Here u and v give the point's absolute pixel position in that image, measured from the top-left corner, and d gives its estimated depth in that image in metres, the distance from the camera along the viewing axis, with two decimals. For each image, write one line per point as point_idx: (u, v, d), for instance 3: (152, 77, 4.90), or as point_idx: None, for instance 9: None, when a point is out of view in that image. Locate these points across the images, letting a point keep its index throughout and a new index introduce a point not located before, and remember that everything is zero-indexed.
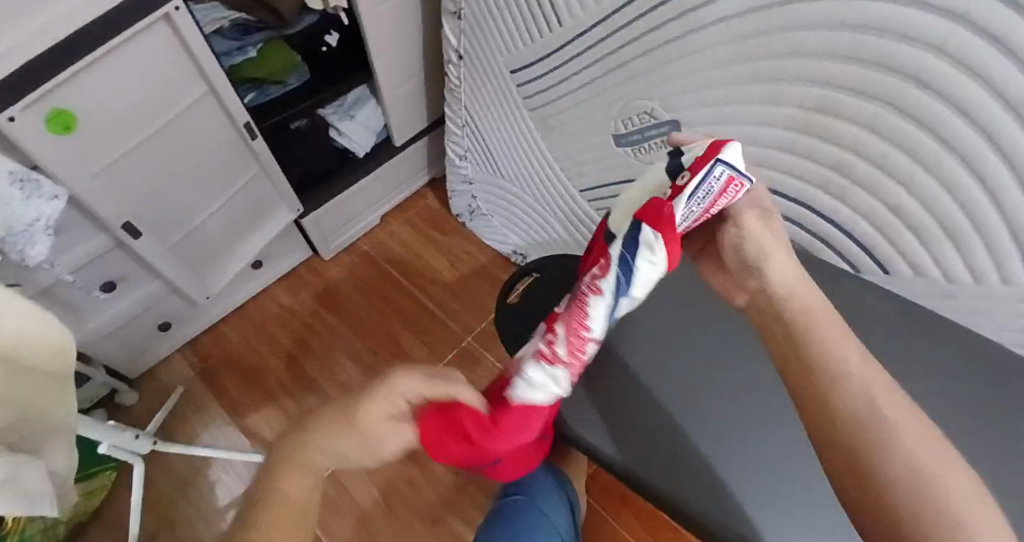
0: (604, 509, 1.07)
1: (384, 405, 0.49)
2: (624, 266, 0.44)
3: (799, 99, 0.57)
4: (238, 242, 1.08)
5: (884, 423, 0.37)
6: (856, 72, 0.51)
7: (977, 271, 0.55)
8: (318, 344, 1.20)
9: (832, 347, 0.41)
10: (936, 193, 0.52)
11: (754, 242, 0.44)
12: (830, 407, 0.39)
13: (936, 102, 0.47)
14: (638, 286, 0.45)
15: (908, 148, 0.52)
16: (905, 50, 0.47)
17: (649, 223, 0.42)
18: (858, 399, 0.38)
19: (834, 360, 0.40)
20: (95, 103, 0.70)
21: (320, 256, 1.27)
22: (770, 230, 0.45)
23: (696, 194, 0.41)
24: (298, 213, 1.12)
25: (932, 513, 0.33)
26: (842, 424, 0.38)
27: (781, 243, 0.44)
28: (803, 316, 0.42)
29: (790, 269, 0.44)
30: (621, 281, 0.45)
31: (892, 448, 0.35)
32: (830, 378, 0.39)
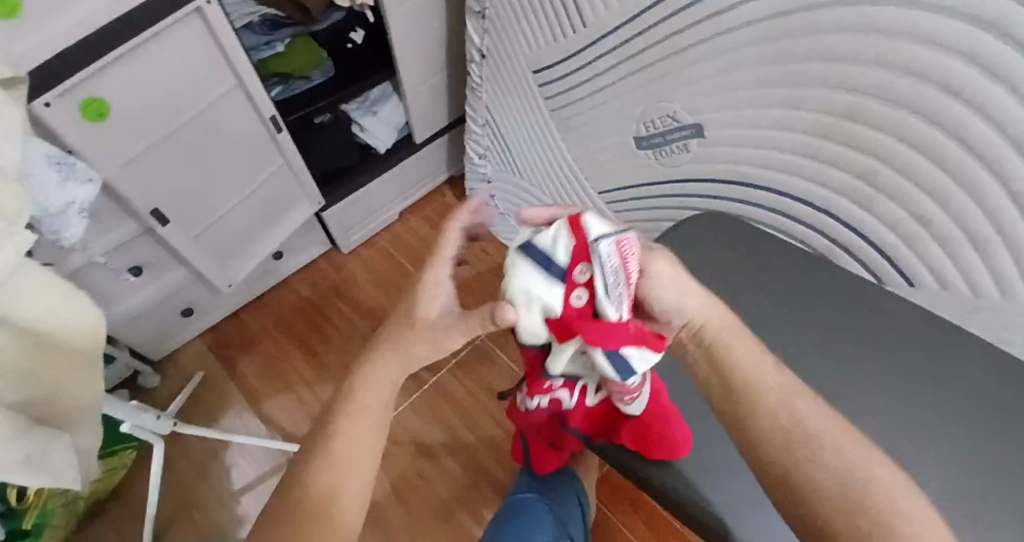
0: (614, 513, 1.06)
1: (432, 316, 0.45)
2: (621, 363, 0.39)
3: (825, 105, 0.57)
4: (260, 234, 1.10)
5: (806, 430, 0.38)
6: (885, 79, 0.51)
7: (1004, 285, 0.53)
8: (333, 336, 1.22)
9: (746, 365, 0.41)
10: (962, 202, 0.51)
11: (672, 291, 0.40)
12: (759, 428, 0.39)
13: (965, 111, 0.47)
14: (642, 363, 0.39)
15: (934, 155, 0.51)
16: (934, 57, 0.46)
17: (606, 338, 0.36)
18: (779, 408, 0.39)
19: (751, 376, 0.40)
20: (128, 92, 0.72)
21: (340, 250, 1.29)
22: (679, 275, 0.41)
23: (610, 289, 0.36)
24: (320, 206, 1.14)
25: (857, 503, 0.35)
26: (771, 437, 0.38)
27: (690, 284, 0.41)
28: (722, 346, 0.41)
29: (703, 307, 0.41)
30: (629, 364, 0.39)
31: (813, 453, 0.37)
32: (752, 393, 0.40)
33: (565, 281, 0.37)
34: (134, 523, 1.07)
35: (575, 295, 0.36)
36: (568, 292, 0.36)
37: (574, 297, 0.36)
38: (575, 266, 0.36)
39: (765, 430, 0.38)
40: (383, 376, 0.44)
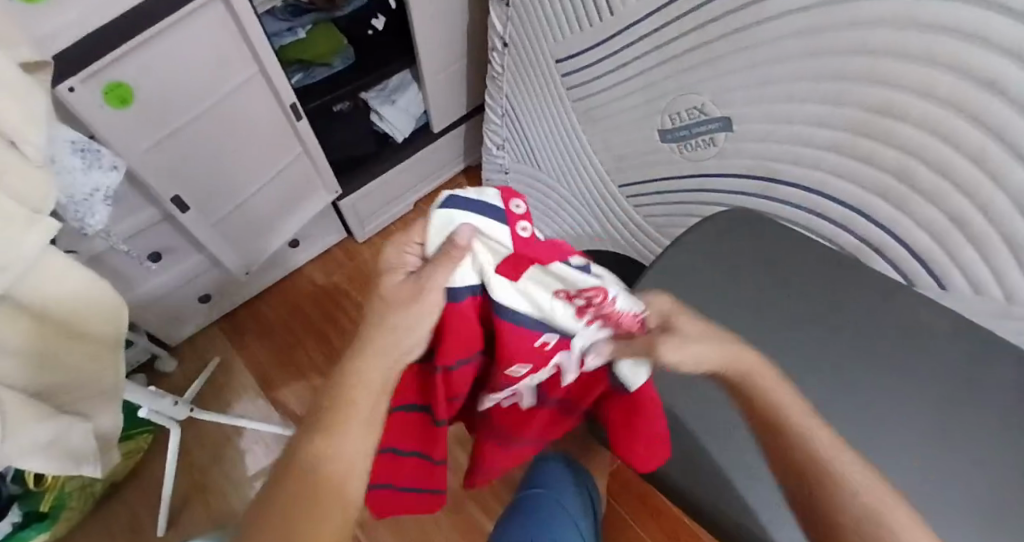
0: (625, 510, 1.06)
1: (392, 295, 0.40)
2: (582, 267, 0.40)
3: (863, 100, 0.55)
4: (278, 221, 1.09)
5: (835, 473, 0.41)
6: (930, 75, 0.49)
7: None
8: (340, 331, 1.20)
9: (784, 411, 0.42)
10: (1004, 209, 0.49)
11: (694, 350, 0.41)
12: (797, 454, 0.42)
13: (1015, 114, 0.44)
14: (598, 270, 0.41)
15: (976, 158, 0.49)
16: (983, 55, 0.44)
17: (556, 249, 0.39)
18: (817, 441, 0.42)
19: (792, 428, 0.42)
20: (151, 78, 0.72)
21: (355, 238, 1.29)
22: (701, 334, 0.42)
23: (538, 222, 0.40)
24: (336, 195, 1.13)
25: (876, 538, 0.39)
26: (801, 478, 0.42)
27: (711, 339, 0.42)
28: (757, 391, 0.43)
29: (721, 353, 0.42)
30: (589, 271, 0.40)
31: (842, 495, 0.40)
32: (792, 439, 0.42)
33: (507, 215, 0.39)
34: (152, 505, 1.08)
35: (520, 225, 0.39)
36: (513, 223, 0.39)
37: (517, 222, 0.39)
38: (511, 200, 0.39)
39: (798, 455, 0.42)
40: (365, 359, 0.41)
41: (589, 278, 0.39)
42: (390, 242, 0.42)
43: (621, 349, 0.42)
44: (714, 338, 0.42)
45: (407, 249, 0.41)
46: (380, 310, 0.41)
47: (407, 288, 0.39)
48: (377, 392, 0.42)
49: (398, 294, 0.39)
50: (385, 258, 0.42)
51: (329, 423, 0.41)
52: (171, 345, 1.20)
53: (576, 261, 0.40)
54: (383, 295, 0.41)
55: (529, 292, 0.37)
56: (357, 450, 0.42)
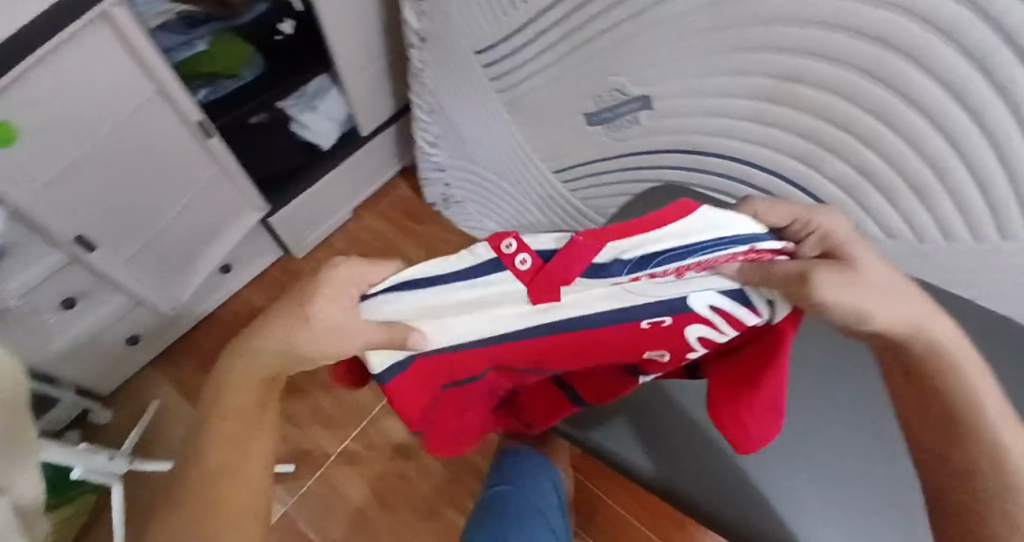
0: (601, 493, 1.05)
1: (313, 331, 0.36)
2: (612, 269, 0.33)
3: (786, 69, 0.54)
4: (201, 249, 1.04)
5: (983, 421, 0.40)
6: (853, 42, 0.48)
7: (949, 231, 0.55)
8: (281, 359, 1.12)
9: (952, 364, 0.39)
10: (908, 156, 0.52)
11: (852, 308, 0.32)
12: (946, 410, 0.41)
13: (923, 77, 0.46)
14: (631, 247, 0.33)
15: (880, 113, 0.51)
16: (887, 16, 0.44)
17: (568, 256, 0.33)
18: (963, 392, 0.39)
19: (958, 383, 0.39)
20: (31, 114, 0.65)
21: (292, 255, 1.24)
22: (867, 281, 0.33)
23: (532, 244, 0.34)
24: (265, 212, 1.08)
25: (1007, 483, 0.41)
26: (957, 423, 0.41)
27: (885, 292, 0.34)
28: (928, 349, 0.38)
29: (919, 304, 0.36)
30: (630, 258, 0.33)
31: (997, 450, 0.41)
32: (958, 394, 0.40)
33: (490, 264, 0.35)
34: None
35: (522, 274, 0.34)
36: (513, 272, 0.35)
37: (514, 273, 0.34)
38: (499, 243, 0.34)
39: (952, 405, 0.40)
40: (238, 392, 0.47)
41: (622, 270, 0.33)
42: (332, 273, 0.37)
43: (752, 285, 0.34)
44: (894, 292, 0.34)
45: (355, 288, 0.37)
46: (268, 332, 0.39)
47: (314, 345, 0.37)
48: (254, 412, 0.49)
49: (323, 326, 0.36)
50: (309, 297, 0.36)
51: (216, 443, 0.49)
52: (104, 394, 1.12)
53: (604, 258, 0.33)
54: (278, 342, 0.40)
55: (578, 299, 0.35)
56: (254, 465, 0.51)
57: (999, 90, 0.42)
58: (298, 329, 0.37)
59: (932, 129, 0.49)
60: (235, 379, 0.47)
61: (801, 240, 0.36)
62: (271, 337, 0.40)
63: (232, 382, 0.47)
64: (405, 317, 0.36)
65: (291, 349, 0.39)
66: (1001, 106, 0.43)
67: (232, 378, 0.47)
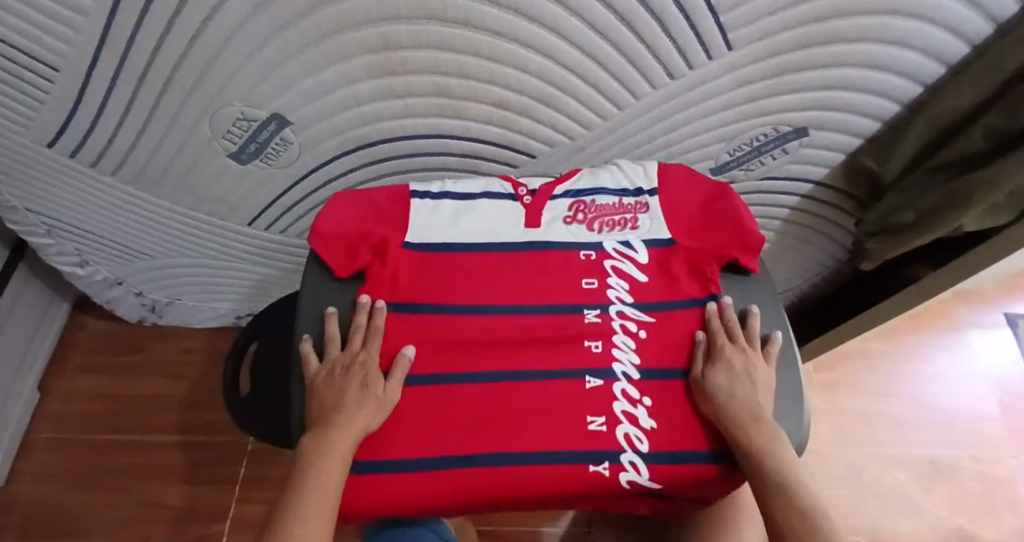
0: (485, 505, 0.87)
1: (371, 359, 0.41)
2: (566, 195, 0.48)
3: (489, 116, 0.54)
4: (19, 374, 0.84)
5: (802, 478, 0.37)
6: (497, 74, 0.49)
7: (762, 190, 0.64)
8: (115, 492, 0.82)
9: (781, 438, 0.39)
10: (716, 152, 0.58)
11: (742, 363, 0.41)
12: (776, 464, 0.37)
13: (719, 104, 0.52)
14: (616, 234, 0.47)
15: (689, 138, 0.56)
16: (695, 72, 0.48)
17: (624, 273, 0.45)
18: (787, 470, 0.37)
19: (781, 448, 0.38)
20: None
21: (73, 368, 0.91)
22: (740, 355, 0.42)
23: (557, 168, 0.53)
24: (70, 312, 0.93)
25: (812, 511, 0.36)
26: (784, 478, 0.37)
27: (764, 391, 0.41)
28: (765, 427, 0.39)
29: (766, 408, 0.40)
30: (587, 195, 0.48)
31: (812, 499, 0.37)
32: (780, 456, 0.38)
33: (570, 247, 0.46)
34: None
35: (592, 275, 0.45)
36: (582, 272, 0.45)
37: (586, 272, 0.45)
38: (516, 187, 0.49)
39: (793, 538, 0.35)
40: (333, 492, 0.35)
41: (610, 243, 0.46)
42: (353, 340, 0.42)
43: (648, 230, 0.47)
44: (762, 391, 0.41)
45: (332, 337, 0.42)
46: (345, 361, 0.41)
47: (367, 399, 0.39)
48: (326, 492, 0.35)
49: (371, 345, 0.41)
50: (351, 339, 0.42)
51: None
52: None
53: (559, 191, 0.49)
54: (343, 387, 0.40)
55: (615, 287, 0.45)
56: None
57: (630, 66, 0.48)
58: (368, 384, 0.39)
59: (733, 130, 0.55)
60: (322, 475, 0.35)
61: (672, 215, 0.47)
62: (344, 406, 0.38)
63: (321, 473, 0.35)
64: (427, 186, 0.49)
65: (344, 394, 0.39)
66: (600, 70, 0.48)
67: (316, 478, 0.35)
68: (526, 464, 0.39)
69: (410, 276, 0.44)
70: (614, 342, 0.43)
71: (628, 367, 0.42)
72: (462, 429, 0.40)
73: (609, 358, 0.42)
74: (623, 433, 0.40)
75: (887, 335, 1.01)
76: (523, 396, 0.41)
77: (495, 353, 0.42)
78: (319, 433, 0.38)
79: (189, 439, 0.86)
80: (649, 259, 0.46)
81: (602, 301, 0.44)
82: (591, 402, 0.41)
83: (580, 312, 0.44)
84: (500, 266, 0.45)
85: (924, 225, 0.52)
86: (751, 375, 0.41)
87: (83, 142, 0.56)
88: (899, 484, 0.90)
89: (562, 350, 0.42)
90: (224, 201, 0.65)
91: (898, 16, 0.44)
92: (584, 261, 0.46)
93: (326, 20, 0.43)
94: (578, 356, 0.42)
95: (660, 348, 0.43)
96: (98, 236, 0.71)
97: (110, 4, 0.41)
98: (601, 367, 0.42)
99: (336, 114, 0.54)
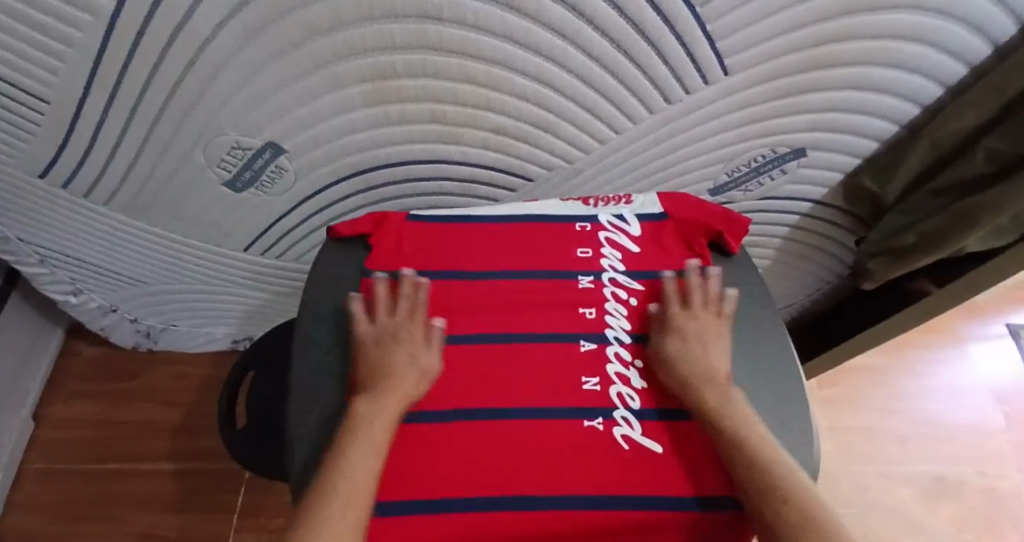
0: None
1: (419, 330, 0.42)
2: None
3: (486, 141, 0.54)
4: (11, 402, 0.83)
5: (758, 429, 0.37)
6: (493, 101, 0.49)
7: (758, 210, 0.63)
8: (106, 524, 0.80)
9: (735, 399, 0.39)
10: (715, 172, 0.58)
11: (697, 327, 0.42)
12: (731, 419, 0.38)
13: (715, 126, 0.52)
14: (610, 209, 0.50)
15: (686, 159, 0.56)
16: (692, 97, 0.48)
17: (617, 244, 0.48)
18: (737, 424, 0.37)
19: (734, 405, 0.39)
20: None
21: (65, 394, 0.89)
22: (698, 320, 0.43)
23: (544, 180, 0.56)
24: (60, 339, 0.92)
25: (772, 455, 0.35)
26: (739, 429, 0.37)
27: (720, 357, 0.42)
28: (718, 387, 0.40)
29: (722, 371, 0.41)
30: None
31: (771, 447, 0.36)
32: (733, 412, 0.38)
33: (567, 220, 0.49)
34: None
35: (587, 246, 0.48)
36: (578, 242, 0.48)
37: (581, 243, 0.48)
38: None
39: (746, 483, 0.34)
40: (382, 445, 0.35)
41: (604, 216, 0.49)
42: (399, 312, 0.42)
43: (642, 206, 0.50)
44: (718, 354, 0.42)
45: (378, 304, 0.43)
46: (392, 329, 0.42)
47: (413, 364, 0.39)
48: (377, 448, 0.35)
49: (416, 318, 0.42)
50: (397, 311, 0.43)
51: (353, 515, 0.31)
52: None
53: None
54: (390, 352, 0.40)
55: (609, 257, 0.47)
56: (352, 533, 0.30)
57: (626, 92, 0.47)
58: (414, 352, 0.40)
59: (729, 151, 0.55)
60: (366, 432, 0.35)
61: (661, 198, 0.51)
62: (393, 371, 0.39)
63: (369, 431, 0.35)
64: None
65: (395, 359, 0.40)
66: (595, 95, 0.48)
67: (360, 435, 0.35)
68: (524, 440, 0.38)
69: (413, 245, 0.47)
70: (607, 309, 0.45)
71: (620, 332, 0.44)
72: (460, 383, 0.41)
73: (602, 324, 0.44)
74: (615, 391, 0.41)
75: (888, 349, 1.01)
76: (519, 360, 0.42)
77: (492, 317, 0.44)
78: (369, 395, 0.38)
79: (183, 467, 0.85)
80: (643, 231, 0.49)
81: (596, 269, 0.46)
82: (585, 363, 0.42)
83: (575, 278, 0.46)
84: (500, 242, 0.48)
85: (926, 247, 0.52)
86: (704, 339, 0.42)
87: (75, 173, 0.56)
88: (903, 501, 0.88)
89: (559, 316, 0.44)
90: (219, 227, 0.65)
91: (895, 39, 0.44)
92: (580, 234, 0.48)
93: (320, 50, 0.43)
94: (575, 321, 0.44)
95: (652, 314, 0.45)
96: (90, 263, 0.70)
97: (102, 37, 0.41)
98: (595, 332, 0.44)
99: (332, 140, 0.53)
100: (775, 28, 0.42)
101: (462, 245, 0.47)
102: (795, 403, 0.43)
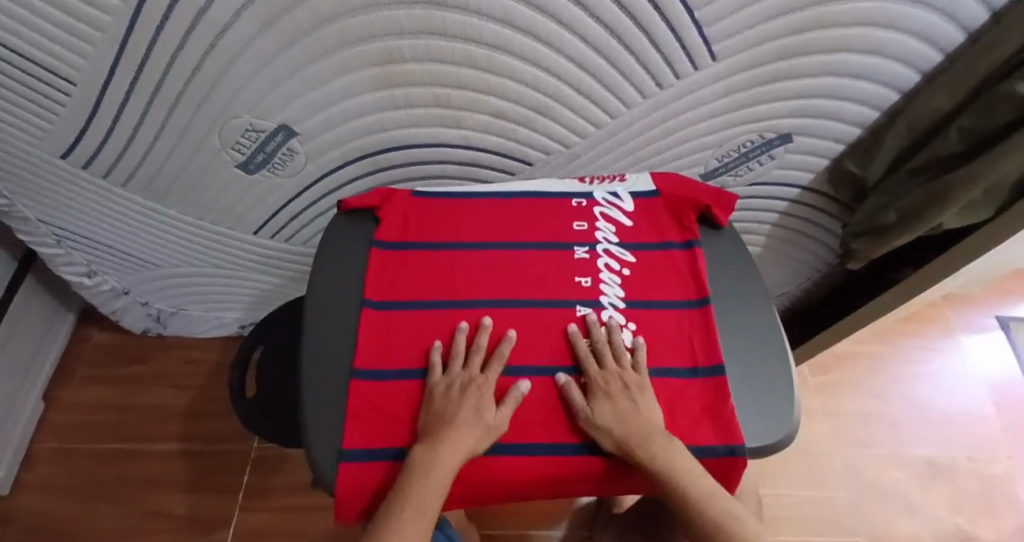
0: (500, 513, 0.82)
1: (485, 380, 0.40)
2: None
3: (487, 125, 0.56)
4: (26, 383, 0.85)
5: (705, 475, 0.38)
6: (493, 85, 0.52)
7: (748, 195, 0.66)
8: (116, 503, 0.82)
9: (678, 449, 0.38)
10: (706, 157, 0.60)
11: (623, 383, 0.41)
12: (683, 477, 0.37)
13: (704, 110, 0.54)
14: (605, 186, 0.53)
15: (678, 143, 0.58)
16: (682, 82, 0.51)
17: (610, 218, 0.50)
18: (689, 482, 0.37)
19: (680, 458, 0.38)
20: None
21: (77, 377, 0.92)
22: (623, 376, 0.41)
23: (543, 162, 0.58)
24: (72, 323, 0.94)
25: (719, 506, 0.37)
26: (692, 487, 0.37)
27: (652, 407, 0.41)
28: (656, 441, 0.38)
29: (655, 422, 0.40)
30: None
31: (717, 493, 0.37)
32: (682, 468, 0.37)
33: (564, 196, 0.52)
34: None
35: (582, 219, 0.50)
36: (574, 216, 0.50)
37: (576, 217, 0.50)
38: None
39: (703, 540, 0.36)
40: (432, 510, 0.35)
41: (599, 193, 0.52)
42: (473, 362, 0.41)
43: (634, 183, 0.53)
44: (646, 404, 0.40)
45: (458, 352, 0.41)
46: (461, 379, 0.40)
47: (477, 417, 0.38)
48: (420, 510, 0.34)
49: (484, 372, 0.41)
50: (468, 363, 0.41)
51: None
52: None
53: None
54: (455, 405, 0.39)
55: (604, 230, 0.50)
56: None
57: (620, 76, 0.50)
58: (481, 410, 0.39)
59: (719, 135, 0.57)
60: (420, 492, 0.35)
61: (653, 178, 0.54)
62: (456, 423, 0.37)
63: (424, 490, 0.35)
64: None
65: (460, 409, 0.38)
66: (590, 79, 0.51)
67: (413, 495, 0.35)
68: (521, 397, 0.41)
69: (418, 219, 0.50)
70: (602, 278, 0.47)
71: (614, 299, 0.46)
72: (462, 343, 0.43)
73: (597, 292, 0.46)
74: None
75: (881, 338, 1.03)
76: (518, 323, 0.44)
77: (492, 285, 0.46)
78: (425, 446, 0.37)
79: (192, 449, 0.87)
80: (635, 207, 0.51)
81: (592, 241, 0.49)
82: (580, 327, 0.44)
83: (571, 249, 0.48)
84: (499, 216, 0.50)
85: (906, 224, 0.55)
86: (630, 395, 0.40)
87: (96, 155, 0.58)
88: (896, 484, 0.90)
89: (556, 284, 0.46)
90: (231, 210, 0.67)
91: (871, 27, 0.47)
92: (575, 210, 0.51)
93: (332, 35, 0.46)
94: (570, 289, 0.46)
95: (644, 284, 0.47)
96: (106, 245, 0.73)
97: (128, 21, 0.43)
98: (589, 299, 0.46)
99: (342, 124, 0.56)
100: (759, 15, 0.45)
101: (463, 219, 0.50)
102: (779, 366, 0.46)
